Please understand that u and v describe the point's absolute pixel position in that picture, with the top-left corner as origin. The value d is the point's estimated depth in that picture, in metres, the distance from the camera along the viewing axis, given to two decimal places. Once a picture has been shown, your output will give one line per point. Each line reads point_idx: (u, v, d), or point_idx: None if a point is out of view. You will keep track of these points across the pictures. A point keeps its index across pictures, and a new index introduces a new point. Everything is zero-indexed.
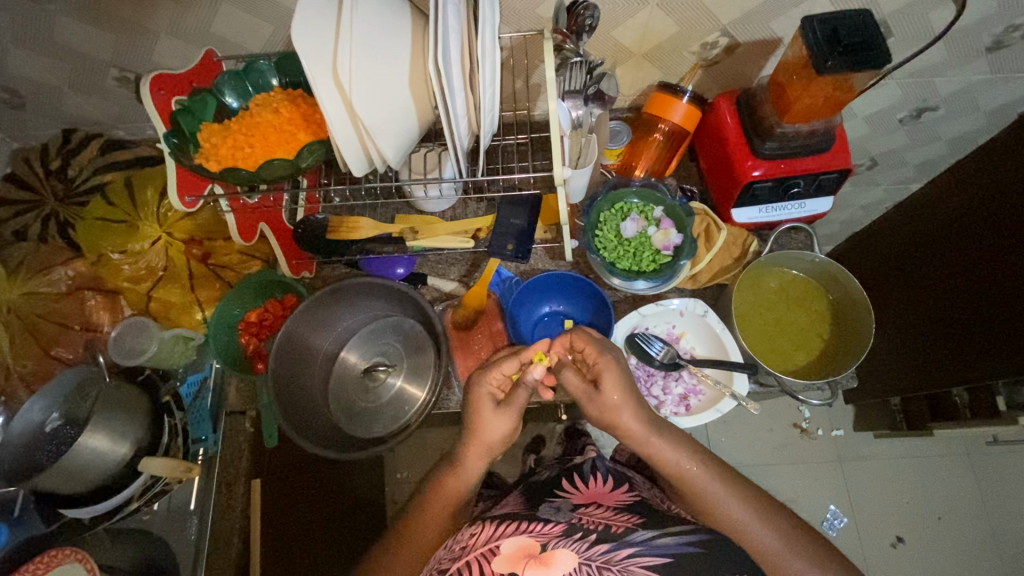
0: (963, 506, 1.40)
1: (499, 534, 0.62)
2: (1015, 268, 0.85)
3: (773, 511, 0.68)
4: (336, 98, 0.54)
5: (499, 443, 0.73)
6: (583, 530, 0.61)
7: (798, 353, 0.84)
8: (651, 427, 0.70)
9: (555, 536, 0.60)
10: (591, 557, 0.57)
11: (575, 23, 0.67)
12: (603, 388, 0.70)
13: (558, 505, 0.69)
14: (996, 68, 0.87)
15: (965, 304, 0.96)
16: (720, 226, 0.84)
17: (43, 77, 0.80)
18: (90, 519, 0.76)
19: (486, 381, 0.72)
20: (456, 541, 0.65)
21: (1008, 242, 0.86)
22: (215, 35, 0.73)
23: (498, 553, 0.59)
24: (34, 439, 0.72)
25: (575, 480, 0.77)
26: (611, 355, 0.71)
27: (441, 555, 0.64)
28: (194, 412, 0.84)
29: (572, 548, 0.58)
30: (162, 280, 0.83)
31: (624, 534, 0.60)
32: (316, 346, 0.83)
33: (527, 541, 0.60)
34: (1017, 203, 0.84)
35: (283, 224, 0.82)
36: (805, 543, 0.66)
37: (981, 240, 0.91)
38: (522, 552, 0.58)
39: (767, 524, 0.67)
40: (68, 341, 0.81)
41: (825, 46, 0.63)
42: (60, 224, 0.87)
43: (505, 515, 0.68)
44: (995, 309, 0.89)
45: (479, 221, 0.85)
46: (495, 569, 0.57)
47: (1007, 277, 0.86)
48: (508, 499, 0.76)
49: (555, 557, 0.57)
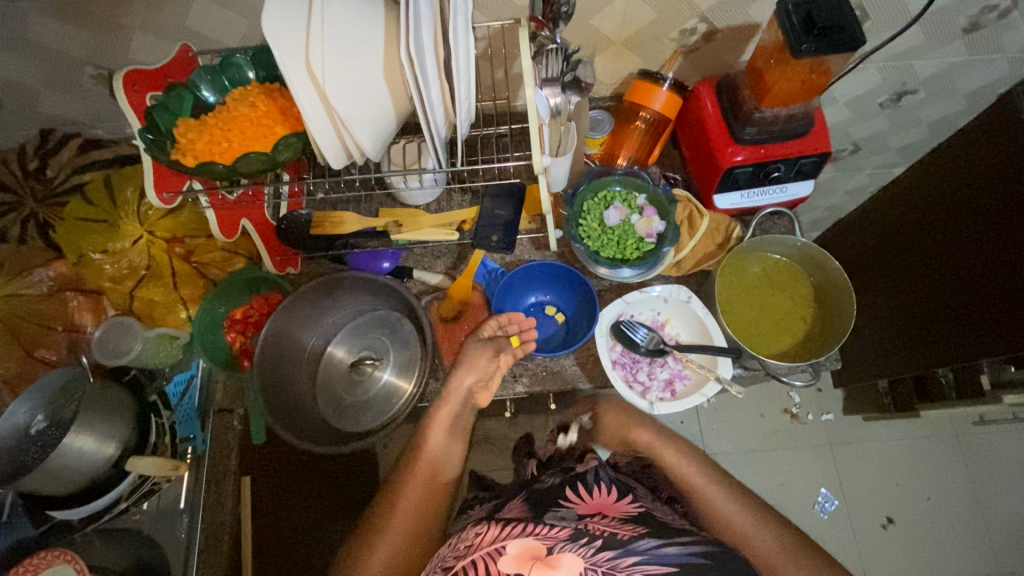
0: (952, 486, 1.42)
1: (504, 535, 0.63)
2: (1004, 249, 0.85)
3: None
4: (310, 90, 0.53)
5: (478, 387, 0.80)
6: (590, 536, 0.61)
7: (782, 336, 0.84)
8: (657, 437, 0.77)
9: (561, 540, 0.60)
10: (596, 562, 0.57)
11: (551, 11, 0.66)
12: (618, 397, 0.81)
13: (564, 513, 0.69)
14: (974, 50, 0.88)
15: (956, 289, 0.96)
16: (702, 213, 0.84)
17: (18, 77, 0.79)
18: (79, 522, 0.75)
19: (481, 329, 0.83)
20: (460, 539, 0.66)
21: (998, 227, 0.86)
22: (191, 30, 0.73)
23: (504, 553, 0.60)
24: (18, 440, 0.72)
25: (580, 489, 0.77)
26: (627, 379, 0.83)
27: (444, 554, 0.64)
28: (181, 411, 0.84)
29: (577, 553, 0.58)
30: (144, 279, 0.83)
31: (630, 541, 0.60)
32: (301, 344, 0.82)
33: (533, 542, 0.60)
34: (1005, 188, 0.84)
35: (266, 221, 0.81)
36: None
37: (972, 223, 0.91)
38: (529, 553, 0.59)
39: None
40: (51, 342, 0.81)
41: (801, 28, 0.64)
42: (39, 225, 0.85)
43: (512, 518, 0.68)
44: (988, 290, 0.89)
45: (463, 213, 0.84)
46: (502, 569, 0.58)
47: (1000, 260, 0.86)
48: (512, 504, 0.76)
49: (560, 560, 0.58)
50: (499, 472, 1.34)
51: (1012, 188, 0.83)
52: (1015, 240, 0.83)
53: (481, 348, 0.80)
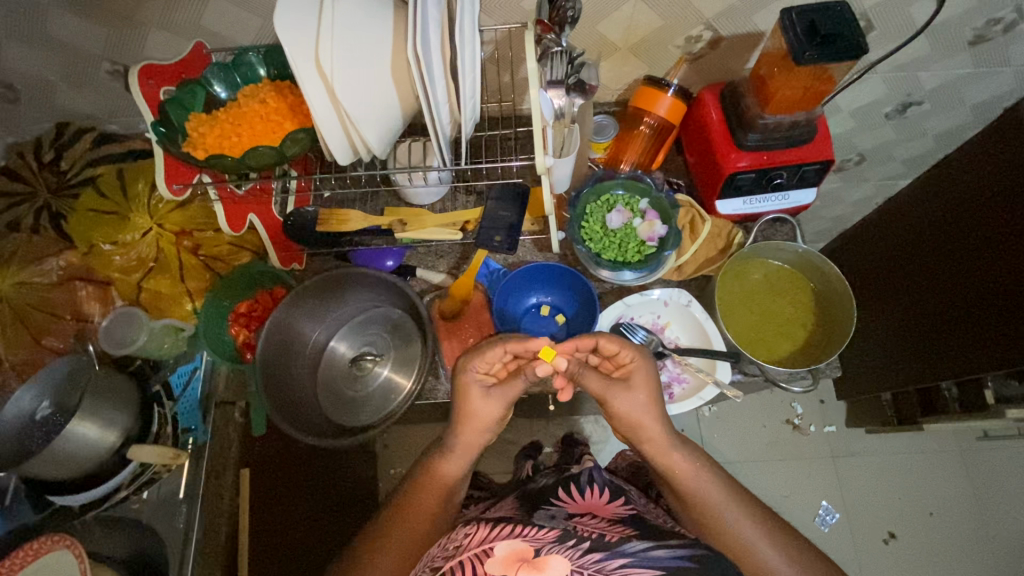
0: (956, 502, 1.40)
1: (493, 536, 0.63)
2: (1011, 261, 0.85)
3: (778, 528, 0.70)
4: (319, 86, 0.55)
5: (489, 432, 0.77)
6: (577, 538, 0.61)
7: (782, 342, 0.83)
8: (670, 437, 0.74)
9: (549, 542, 0.60)
10: (583, 564, 0.57)
11: (557, 15, 0.68)
12: (630, 390, 0.75)
13: (554, 513, 0.70)
14: (979, 62, 0.88)
15: (965, 301, 0.96)
16: (704, 218, 0.84)
17: (38, 72, 0.81)
18: (79, 506, 0.76)
19: (478, 363, 0.74)
20: (450, 540, 0.65)
21: (1006, 238, 0.86)
22: (206, 28, 0.75)
23: (491, 555, 0.60)
24: (24, 427, 0.73)
25: (571, 490, 0.77)
26: (643, 360, 0.75)
27: (434, 554, 0.64)
28: (183, 402, 0.85)
29: (564, 555, 0.58)
30: (152, 271, 0.84)
31: (617, 543, 0.60)
32: (304, 336, 0.83)
33: (520, 544, 0.60)
34: (1014, 199, 0.84)
35: (274, 219, 0.81)
36: (806, 556, 0.68)
37: (980, 235, 0.90)
38: (516, 555, 0.59)
39: (773, 541, 0.68)
40: (59, 330, 0.82)
41: (804, 38, 0.64)
42: (52, 216, 0.85)
43: (500, 518, 0.68)
44: (995, 301, 0.89)
45: (467, 213, 0.85)
46: (490, 571, 0.58)
47: (1007, 271, 0.86)
48: (503, 503, 0.76)
49: (547, 562, 0.57)
50: (496, 475, 1.33)
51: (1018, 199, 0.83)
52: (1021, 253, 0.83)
53: (494, 394, 0.76)
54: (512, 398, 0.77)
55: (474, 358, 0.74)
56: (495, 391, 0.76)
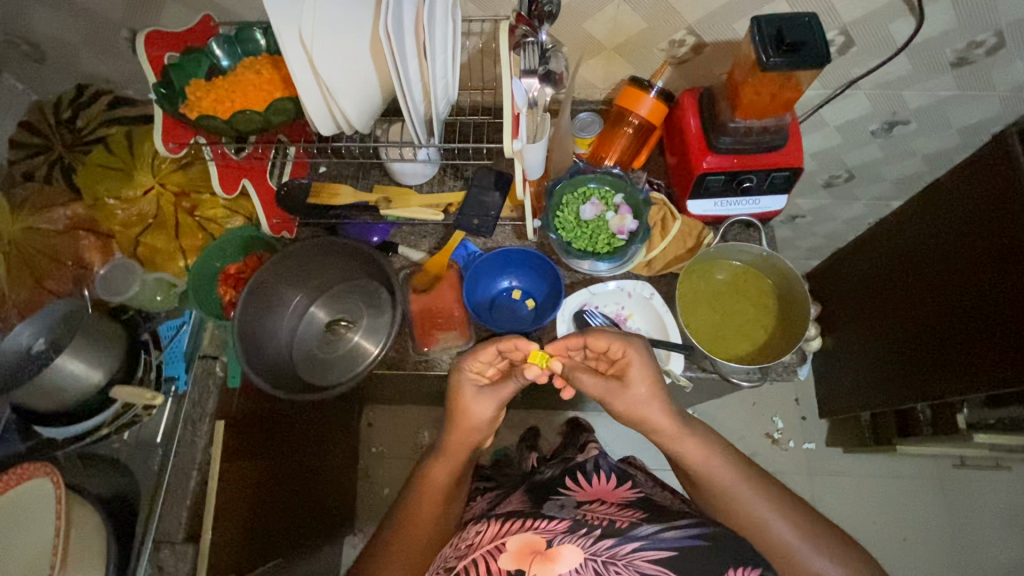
0: (932, 529, 1.39)
1: (504, 532, 0.63)
2: (995, 282, 0.86)
3: (789, 506, 0.72)
4: (302, 56, 0.59)
5: (483, 432, 0.80)
6: (588, 526, 0.61)
7: (743, 341, 0.85)
8: (682, 427, 0.75)
9: (560, 532, 0.60)
10: (596, 551, 0.57)
11: (536, 10, 0.72)
12: (631, 381, 0.74)
13: (564, 501, 0.71)
14: (963, 84, 0.90)
15: (949, 320, 0.95)
16: (674, 215, 0.88)
17: (62, 34, 0.87)
18: (62, 439, 0.83)
19: (471, 368, 0.77)
20: (461, 540, 0.67)
21: (989, 259, 0.86)
22: (215, 3, 0.80)
23: (503, 551, 0.60)
24: (21, 359, 0.79)
25: (579, 478, 0.80)
26: (634, 349, 0.74)
27: (446, 555, 0.66)
28: (169, 351, 0.88)
29: (576, 544, 0.58)
30: (151, 227, 0.90)
31: (628, 529, 0.60)
32: (286, 300, 0.88)
33: (532, 537, 0.60)
34: (999, 221, 0.85)
35: (269, 187, 0.89)
36: (821, 535, 0.70)
37: (971, 253, 0.90)
38: (528, 548, 0.59)
39: (785, 518, 0.71)
40: (59, 274, 0.88)
41: (769, 44, 0.67)
42: (65, 169, 0.92)
43: (510, 514, 0.69)
44: (977, 322, 0.89)
45: (450, 196, 0.91)
46: (502, 567, 0.57)
47: (991, 293, 0.86)
48: (513, 497, 0.78)
49: (560, 552, 0.57)
50: None
51: (1004, 221, 0.84)
52: (1005, 273, 0.83)
53: (487, 396, 0.77)
54: (505, 398, 0.78)
55: (467, 359, 0.76)
56: (488, 391, 0.77)
